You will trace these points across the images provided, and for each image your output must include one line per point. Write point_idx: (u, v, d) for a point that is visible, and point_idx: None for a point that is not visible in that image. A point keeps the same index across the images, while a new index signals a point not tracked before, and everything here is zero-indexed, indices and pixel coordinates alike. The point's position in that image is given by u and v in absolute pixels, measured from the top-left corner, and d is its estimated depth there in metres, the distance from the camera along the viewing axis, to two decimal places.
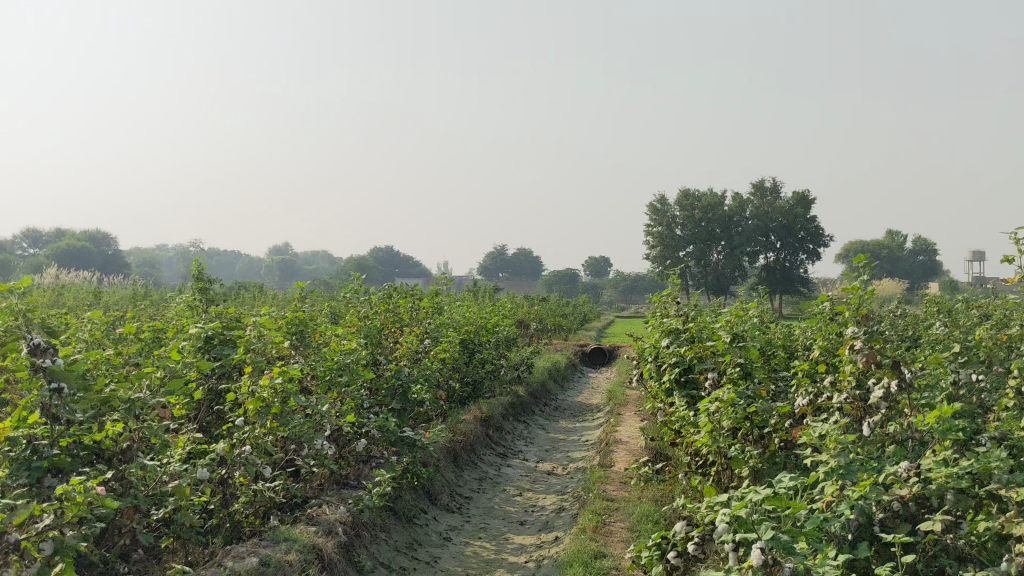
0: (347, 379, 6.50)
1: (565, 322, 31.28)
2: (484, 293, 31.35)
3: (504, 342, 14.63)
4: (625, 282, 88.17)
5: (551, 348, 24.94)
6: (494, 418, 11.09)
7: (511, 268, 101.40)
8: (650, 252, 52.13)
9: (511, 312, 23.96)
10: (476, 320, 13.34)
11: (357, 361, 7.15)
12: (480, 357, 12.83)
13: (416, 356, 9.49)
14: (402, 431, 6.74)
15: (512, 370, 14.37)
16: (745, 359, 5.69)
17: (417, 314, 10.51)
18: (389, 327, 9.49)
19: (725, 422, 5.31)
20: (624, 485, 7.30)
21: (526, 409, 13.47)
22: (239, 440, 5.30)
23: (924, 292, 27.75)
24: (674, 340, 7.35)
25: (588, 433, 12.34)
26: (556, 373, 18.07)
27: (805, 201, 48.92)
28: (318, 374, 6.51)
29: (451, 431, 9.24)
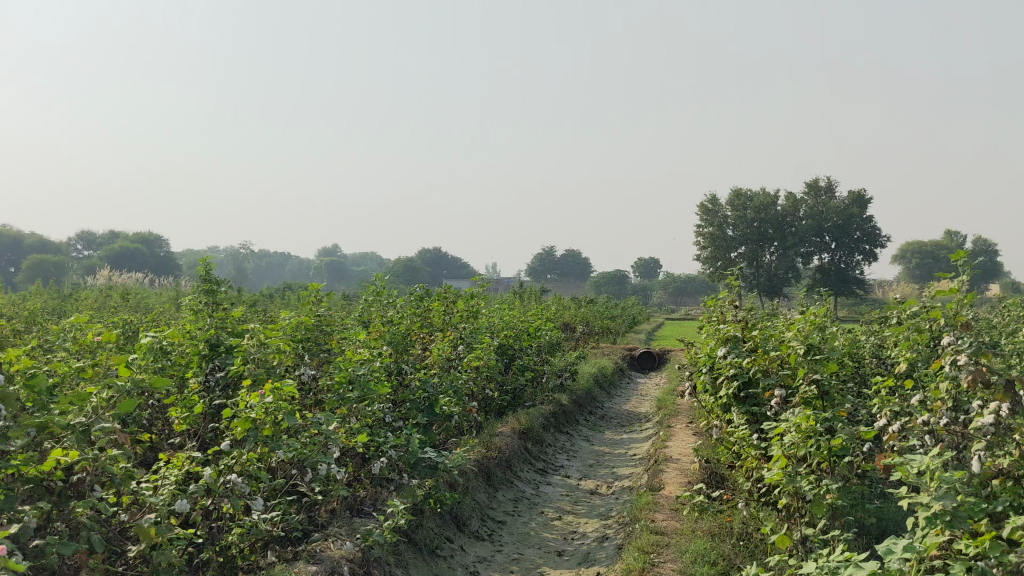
0: (360, 394, 5.74)
1: (613, 325, 30.38)
2: (530, 295, 30.57)
3: (547, 347, 13.83)
4: (675, 284, 86.79)
5: (598, 352, 24.06)
6: (533, 429, 10.32)
7: (559, 270, 100.46)
8: (700, 254, 50.96)
9: (557, 315, 23.14)
10: (517, 325, 12.54)
11: (374, 372, 6.39)
12: (519, 364, 12.06)
13: (446, 365, 8.71)
14: (423, 452, 5.98)
15: (554, 377, 13.60)
16: (821, 374, 4.83)
17: (450, 318, 9.75)
18: (418, 332, 8.75)
19: (799, 452, 4.45)
20: (675, 513, 6.46)
21: (569, 419, 12.67)
22: (226, 467, 4.58)
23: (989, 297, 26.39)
24: (733, 350, 6.51)
25: (635, 445, 11.51)
26: (602, 380, 17.25)
27: (862, 200, 47.33)
28: (328, 386, 5.78)
29: (485, 447, 8.46)
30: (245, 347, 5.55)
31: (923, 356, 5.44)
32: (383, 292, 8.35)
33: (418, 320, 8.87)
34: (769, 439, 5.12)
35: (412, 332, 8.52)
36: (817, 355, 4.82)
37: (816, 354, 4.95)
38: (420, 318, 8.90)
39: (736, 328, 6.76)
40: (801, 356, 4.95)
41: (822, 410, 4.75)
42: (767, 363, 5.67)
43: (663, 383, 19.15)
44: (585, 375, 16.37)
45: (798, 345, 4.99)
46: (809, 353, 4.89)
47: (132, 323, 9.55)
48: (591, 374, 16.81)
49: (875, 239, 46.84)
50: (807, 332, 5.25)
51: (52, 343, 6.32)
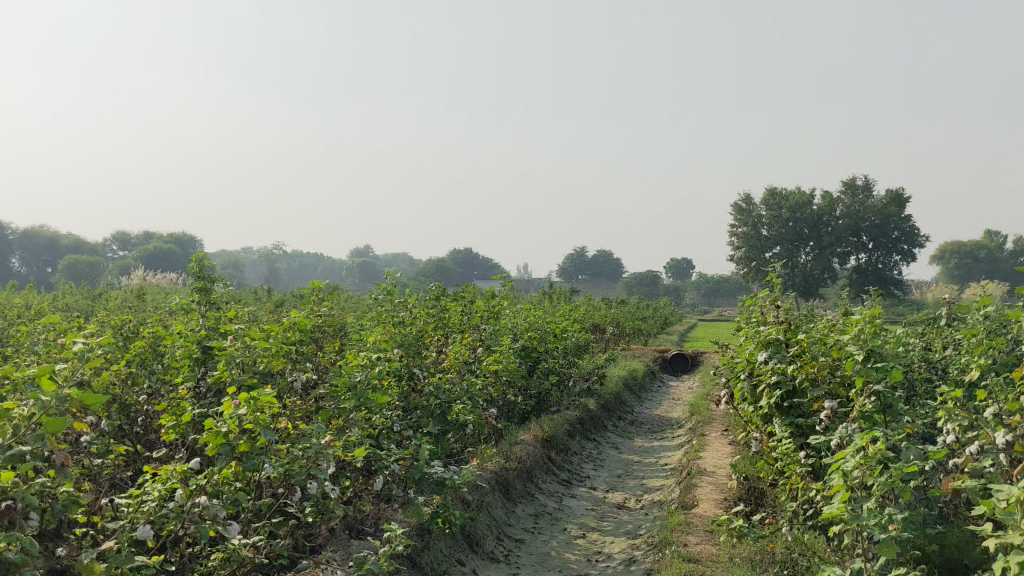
0: (358, 403, 5.15)
1: (645, 326, 29.68)
2: (559, 295, 29.93)
3: (574, 349, 13.22)
4: (708, 285, 85.68)
5: (629, 354, 23.36)
6: (558, 437, 9.71)
7: (591, 270, 99.67)
8: (734, 254, 50.06)
9: (587, 316, 22.49)
10: (542, 326, 11.94)
11: (377, 378, 5.81)
12: (543, 368, 11.46)
13: (463, 370, 8.13)
14: (430, 467, 5.41)
15: (581, 382, 12.98)
16: (883, 385, 4.17)
17: (469, 319, 9.14)
18: (433, 334, 8.16)
19: (860, 477, 3.81)
20: (710, 535, 5.83)
21: (597, 425, 12.04)
22: (196, 487, 4.01)
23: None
24: (777, 356, 5.86)
25: (666, 453, 10.87)
26: (632, 383, 16.59)
27: (899, 199, 46.12)
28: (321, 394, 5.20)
29: (504, 457, 7.87)
30: (228, 350, 4.98)
31: (997, 363, 4.76)
32: (393, 289, 7.76)
33: (433, 320, 8.28)
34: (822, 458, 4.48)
35: (426, 334, 7.92)
36: (877, 363, 4.17)
37: (877, 361, 4.30)
38: (435, 318, 8.31)
39: (779, 331, 6.12)
40: (860, 362, 4.30)
41: (885, 426, 4.10)
42: (817, 369, 5.02)
43: (696, 386, 18.46)
44: (614, 379, 15.73)
45: (854, 350, 4.36)
46: (870, 360, 4.24)
47: (135, 324, 9.07)
48: (621, 377, 16.16)
49: (914, 238, 45.65)
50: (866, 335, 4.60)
51: (30, 345, 5.82)
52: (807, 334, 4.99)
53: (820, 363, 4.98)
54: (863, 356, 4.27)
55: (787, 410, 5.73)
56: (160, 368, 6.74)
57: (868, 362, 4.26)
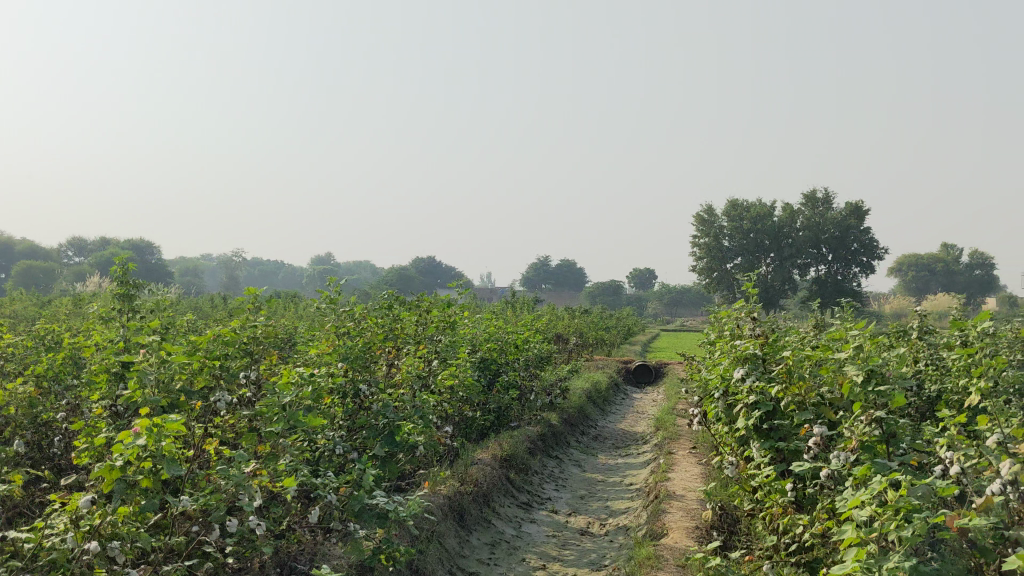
0: (289, 427, 4.55)
1: (607, 336, 29.25)
2: (521, 304, 29.42)
3: (535, 361, 12.69)
4: (670, 296, 85.69)
5: (592, 365, 22.87)
6: (517, 455, 9.16)
7: (553, 280, 99.34)
8: (697, 264, 49.91)
9: (548, 326, 21.99)
10: (501, 337, 11.40)
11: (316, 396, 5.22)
12: (502, 381, 10.91)
13: (416, 384, 7.57)
14: (373, 498, 4.84)
15: (543, 395, 12.45)
16: (886, 411, 3.68)
17: (423, 329, 8.58)
18: (384, 345, 7.60)
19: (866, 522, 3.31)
20: (682, 571, 5.32)
21: (558, 441, 11.51)
22: (84, 532, 3.38)
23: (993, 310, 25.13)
24: (755, 373, 5.38)
25: (631, 472, 10.36)
26: (595, 396, 16.08)
27: (859, 211, 46.12)
28: (249, 415, 4.62)
29: (459, 480, 7.30)
30: (140, 366, 4.35)
31: (1000, 383, 4.31)
32: (339, 297, 7.18)
33: (383, 331, 7.71)
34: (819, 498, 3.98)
35: (376, 345, 7.35)
36: (878, 387, 3.68)
37: (876, 384, 3.82)
38: (385, 329, 7.74)
39: (756, 346, 5.63)
40: (857, 385, 3.82)
41: (888, 459, 3.61)
42: (803, 390, 4.55)
43: (659, 399, 18.00)
44: (576, 391, 15.21)
45: (850, 371, 3.87)
46: (869, 384, 3.77)
47: (60, 332, 8.39)
48: (584, 389, 15.65)
49: (874, 250, 45.70)
50: (860, 353, 4.12)
51: None
52: (791, 351, 4.51)
53: (806, 383, 4.50)
54: (861, 379, 3.79)
55: (766, 433, 5.25)
56: (78, 383, 6.11)
57: (868, 386, 3.78)
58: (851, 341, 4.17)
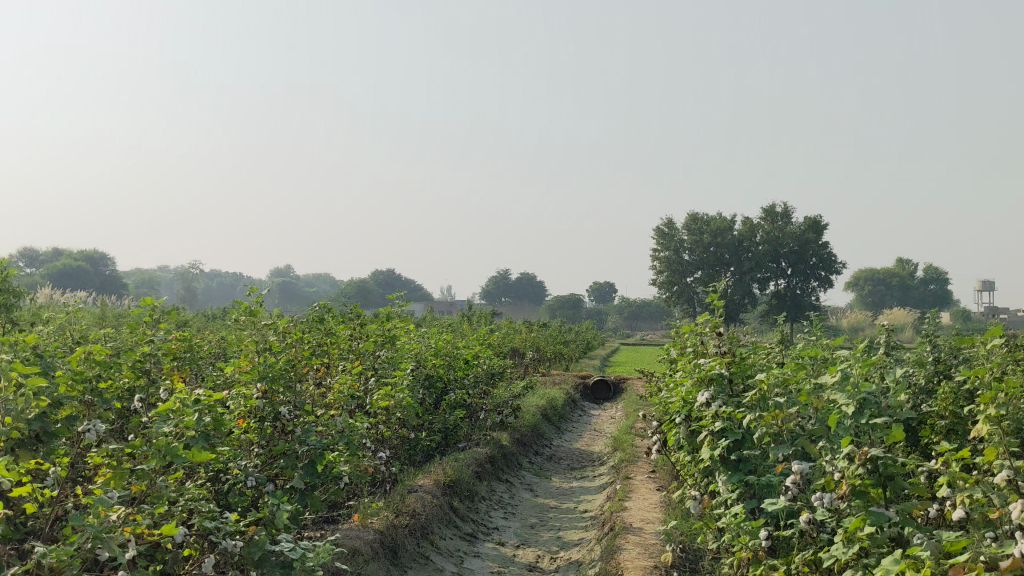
0: (170, 463, 3.80)
1: (566, 350, 28.66)
2: (479, 318, 28.75)
3: (487, 376, 12.01)
4: (630, 310, 85.46)
5: (549, 380, 22.24)
6: (462, 481, 8.45)
7: (513, 293, 98.78)
8: (657, 277, 49.58)
9: (504, 340, 21.34)
10: (449, 353, 10.72)
11: (211, 423, 4.47)
12: (448, 399, 10.23)
13: (348, 404, 6.88)
14: (276, 546, 4.12)
15: (494, 414, 11.78)
16: (882, 450, 3.02)
17: (359, 344, 7.85)
18: (312, 362, 6.86)
19: None
20: None
21: (510, 463, 10.81)
22: None
23: (950, 326, 24.84)
24: (724, 397, 4.75)
25: (586, 497, 9.69)
26: (551, 413, 15.44)
27: (817, 226, 45.96)
28: (115, 447, 3.88)
29: (395, 512, 6.59)
30: None
31: (1005, 410, 3.71)
32: (259, 309, 6.15)
33: (312, 347, 6.98)
34: (804, 550, 3.32)
35: (302, 363, 6.58)
36: (875, 419, 3.02)
37: (870, 415, 3.15)
38: (312, 343, 7.00)
39: (722, 365, 5.01)
40: (848, 417, 3.14)
41: (885, 509, 2.97)
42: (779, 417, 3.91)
43: (618, 416, 17.39)
44: (532, 408, 14.55)
45: (837, 399, 3.20)
46: (862, 416, 3.08)
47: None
48: (539, 406, 15.00)
49: (831, 265, 45.55)
50: (847, 376, 3.47)
51: None
52: (766, 374, 3.87)
53: (783, 412, 3.85)
54: (851, 409, 3.12)
55: (734, 464, 4.63)
56: None
57: (859, 418, 3.12)
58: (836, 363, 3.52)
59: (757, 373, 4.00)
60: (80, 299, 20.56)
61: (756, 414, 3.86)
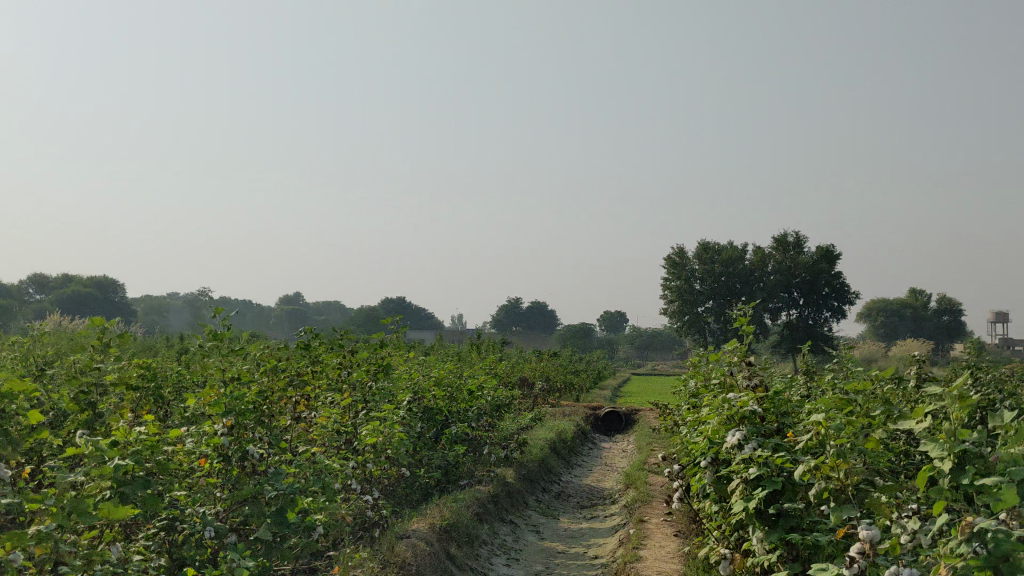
0: (78, 523, 3.07)
1: (577, 380, 27.98)
2: (487, 346, 28.10)
3: (492, 408, 11.32)
4: (641, 339, 84.66)
5: (558, 411, 21.48)
6: (461, 524, 7.72)
7: (523, 322, 98.12)
8: (669, 306, 48.88)
9: (512, 370, 20.67)
10: (449, 384, 10.03)
11: (142, 469, 3.78)
12: (449, 433, 9.54)
13: (331, 443, 6.24)
14: None
15: (499, 447, 11.07)
16: (994, 520, 2.28)
17: (348, 374, 7.16)
18: (290, 392, 6.16)
19: None
20: None
21: (515, 502, 10.07)
22: None
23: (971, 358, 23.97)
24: (761, 439, 4.04)
25: (597, 540, 8.92)
26: (560, 446, 14.71)
27: (830, 256, 45.11)
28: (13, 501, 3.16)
29: (383, 563, 5.88)
30: None
31: None
32: (224, 334, 5.43)
33: (290, 376, 6.28)
34: None
35: (277, 394, 5.89)
36: (982, 478, 2.28)
37: (977, 474, 2.40)
38: (291, 373, 6.31)
39: (755, 401, 4.31)
40: (945, 476, 2.40)
41: None
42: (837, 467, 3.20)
43: (630, 450, 16.62)
44: (539, 441, 13.81)
45: (930, 452, 2.45)
46: (963, 475, 2.35)
47: None
48: (548, 439, 14.26)
49: (844, 296, 44.61)
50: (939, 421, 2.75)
51: None
52: (823, 415, 3.15)
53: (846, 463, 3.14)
54: (948, 466, 2.38)
55: (772, 519, 3.92)
56: None
57: (960, 479, 2.34)
58: (925, 403, 2.80)
59: (809, 413, 3.29)
60: (81, 323, 19.98)
61: (810, 464, 3.14)
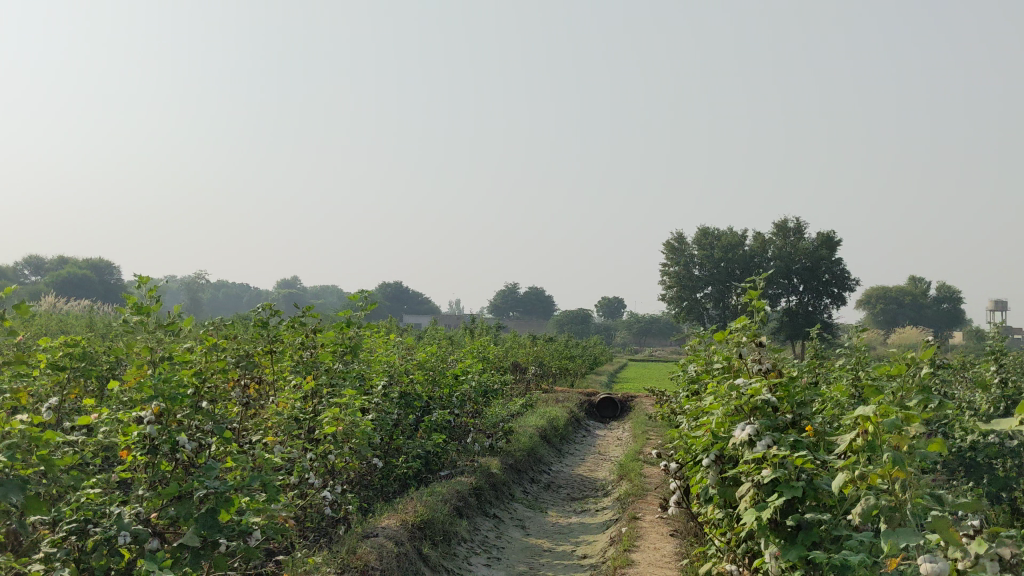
0: None
1: (572, 365, 27.37)
2: (482, 331, 27.46)
3: (478, 393, 10.65)
4: (639, 326, 84.08)
5: (553, 397, 20.82)
6: (438, 520, 7.04)
7: (521, 307, 97.56)
8: (667, 293, 48.24)
9: (505, 356, 20.05)
10: (427, 369, 9.37)
11: (18, 460, 3.11)
12: (428, 421, 8.88)
13: (284, 433, 5.57)
14: None
15: (484, 435, 10.41)
16: None
17: (310, 355, 6.40)
18: (235, 375, 5.43)
19: None
20: None
21: (500, 494, 9.39)
22: None
23: (973, 347, 23.25)
24: (778, 437, 3.35)
25: (586, 537, 8.24)
26: (552, 434, 14.05)
27: (830, 242, 44.32)
28: None
29: (339, 567, 5.18)
30: None
31: None
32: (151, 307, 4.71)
33: (235, 357, 5.56)
34: None
35: (217, 377, 5.17)
36: None
37: None
38: (238, 353, 5.58)
39: (769, 389, 3.60)
40: None
41: None
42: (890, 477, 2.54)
43: (625, 438, 15.94)
44: (530, 429, 13.12)
45: None
46: None
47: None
48: (539, 427, 13.58)
49: (844, 282, 43.83)
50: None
51: None
52: (878, 408, 2.51)
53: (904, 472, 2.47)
54: None
55: (790, 532, 3.22)
56: None
57: None
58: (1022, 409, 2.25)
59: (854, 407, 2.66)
60: (65, 303, 19.38)
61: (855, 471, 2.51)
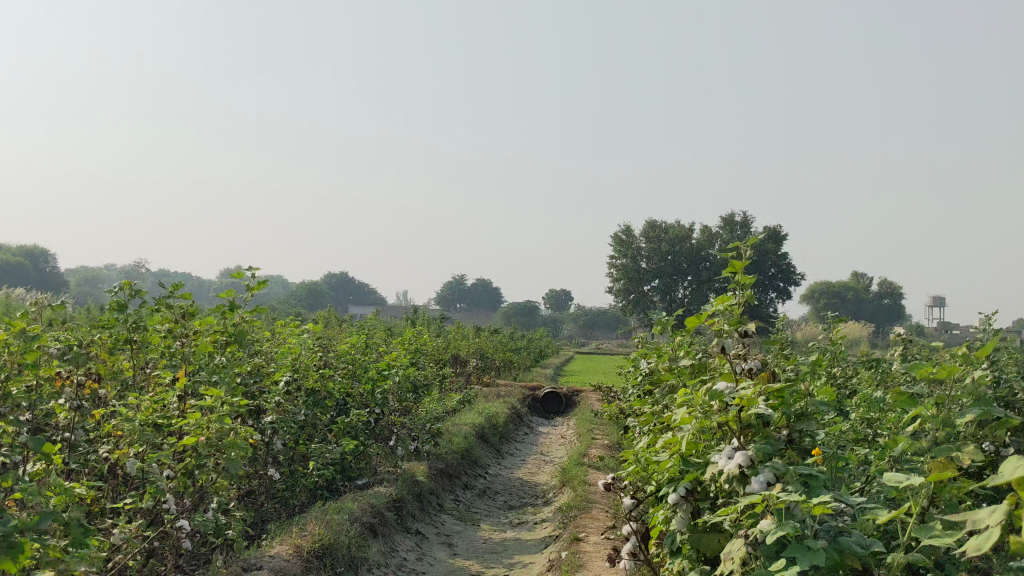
0: None
1: (518, 357, 26.32)
2: (424, 321, 26.24)
3: (408, 388, 9.50)
4: (586, 318, 83.39)
5: (493, 391, 19.66)
6: (342, 545, 5.88)
7: (468, 299, 96.35)
8: (614, 285, 47.41)
9: (445, 350, 18.89)
10: (342, 365, 8.20)
11: None
12: (344, 423, 7.72)
13: (137, 456, 4.45)
14: None
15: (411, 437, 9.26)
16: None
17: (180, 344, 5.22)
18: (61, 372, 4.24)
19: None
20: None
21: (426, 504, 8.27)
22: None
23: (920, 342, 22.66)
24: (781, 470, 2.28)
25: (521, 558, 7.15)
26: (491, 432, 12.95)
27: (778, 235, 43.84)
28: None
29: None
30: None
31: None
32: None
33: (64, 349, 4.37)
34: None
35: (33, 376, 3.98)
36: None
37: None
38: (65, 344, 4.48)
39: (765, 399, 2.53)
40: None
41: None
42: None
43: (569, 437, 14.87)
44: (466, 427, 12.00)
45: None
46: None
47: None
48: (476, 425, 12.46)
49: (790, 276, 43.33)
50: None
51: None
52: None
53: None
54: None
55: None
56: None
57: None
58: None
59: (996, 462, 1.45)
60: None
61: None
